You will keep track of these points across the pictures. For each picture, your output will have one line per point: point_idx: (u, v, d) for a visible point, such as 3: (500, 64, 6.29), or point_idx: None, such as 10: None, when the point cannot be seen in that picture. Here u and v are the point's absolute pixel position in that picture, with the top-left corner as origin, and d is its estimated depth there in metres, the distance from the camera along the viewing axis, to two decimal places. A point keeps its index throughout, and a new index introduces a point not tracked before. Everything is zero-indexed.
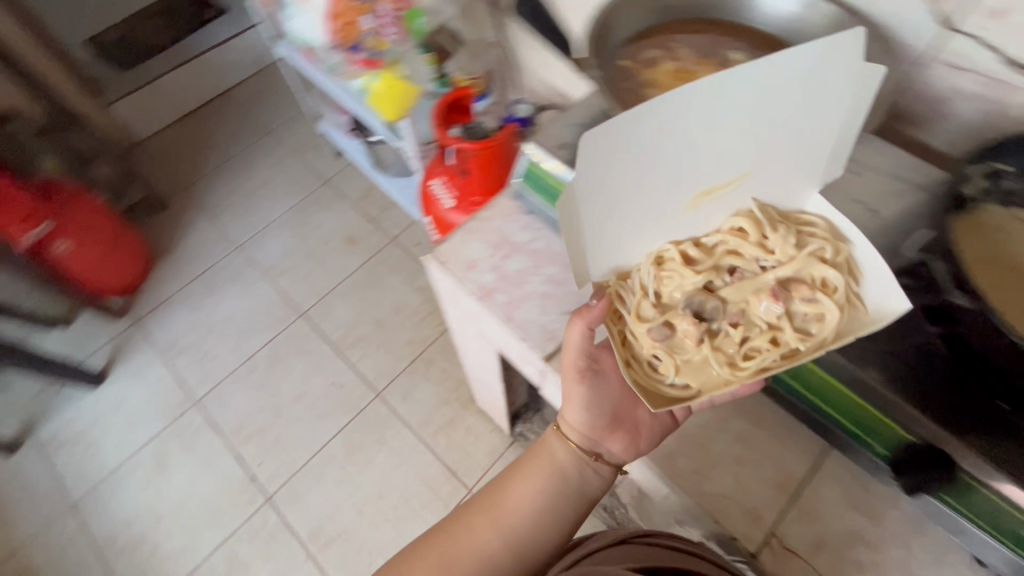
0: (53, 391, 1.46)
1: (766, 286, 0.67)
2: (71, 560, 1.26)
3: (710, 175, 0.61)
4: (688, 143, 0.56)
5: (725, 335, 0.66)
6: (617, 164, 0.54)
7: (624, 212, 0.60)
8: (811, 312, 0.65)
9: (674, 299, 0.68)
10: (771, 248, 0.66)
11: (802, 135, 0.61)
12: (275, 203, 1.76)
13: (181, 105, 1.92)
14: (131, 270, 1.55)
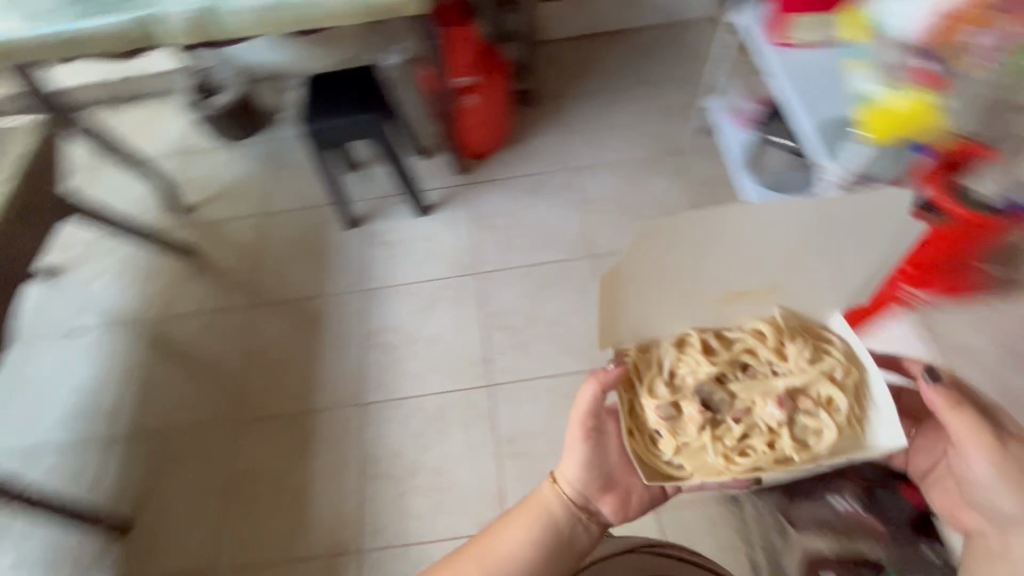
0: (394, 201, 1.77)
1: (773, 391, 0.77)
2: (346, 327, 1.55)
3: (746, 283, 0.72)
4: (734, 251, 0.67)
5: (728, 429, 0.75)
6: (673, 253, 0.65)
7: (664, 291, 0.71)
8: (811, 425, 0.75)
9: (685, 381, 0.77)
10: (784, 359, 0.77)
11: (824, 272, 0.72)
12: (622, 148, 1.81)
13: (592, 25, 2.04)
14: (491, 140, 1.76)
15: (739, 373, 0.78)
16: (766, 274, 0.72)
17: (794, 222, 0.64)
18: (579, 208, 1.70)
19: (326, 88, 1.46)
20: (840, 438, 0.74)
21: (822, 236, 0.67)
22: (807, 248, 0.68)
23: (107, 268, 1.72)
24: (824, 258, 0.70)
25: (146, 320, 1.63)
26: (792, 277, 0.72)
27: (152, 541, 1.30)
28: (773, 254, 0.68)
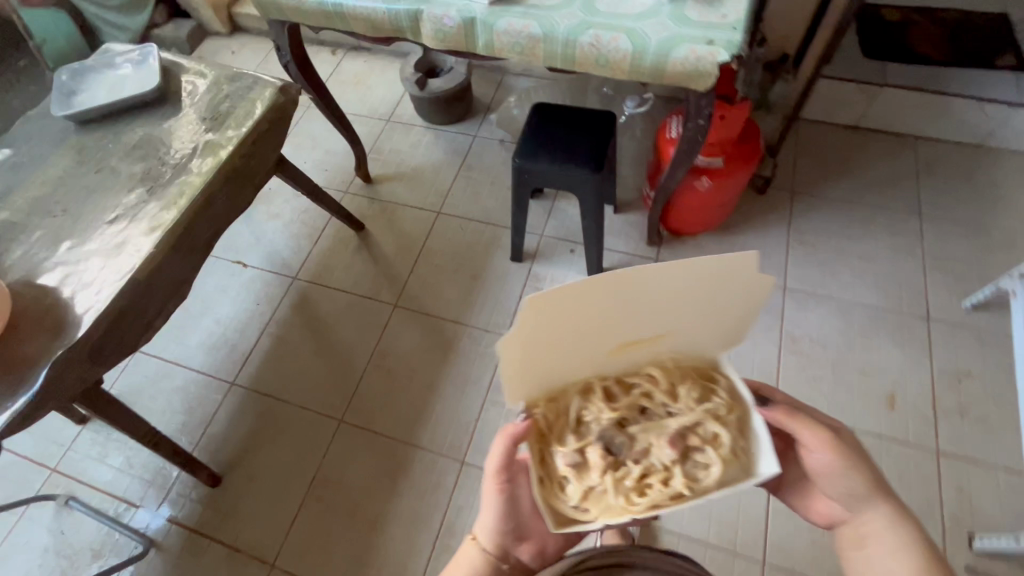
0: (568, 249, 1.61)
1: (668, 432, 0.67)
2: (474, 369, 1.44)
3: (630, 332, 0.63)
4: (614, 305, 0.57)
5: (625, 472, 0.66)
6: (539, 318, 0.55)
7: (543, 349, 0.61)
8: (701, 461, 0.66)
9: (588, 428, 0.68)
10: (679, 398, 0.68)
11: (708, 318, 0.63)
12: (856, 284, 1.46)
13: (866, 119, 1.69)
14: (699, 224, 1.51)
15: (636, 420, 0.69)
16: (655, 321, 0.62)
17: (673, 277, 0.55)
18: (777, 341, 1.40)
19: (555, 122, 1.28)
20: (726, 472, 0.65)
21: (702, 287, 0.57)
22: (690, 299, 0.58)
23: (285, 215, 1.77)
24: (705, 307, 0.61)
25: (300, 280, 1.65)
26: (674, 323, 0.63)
27: (237, 510, 1.32)
28: (652, 305, 0.59)
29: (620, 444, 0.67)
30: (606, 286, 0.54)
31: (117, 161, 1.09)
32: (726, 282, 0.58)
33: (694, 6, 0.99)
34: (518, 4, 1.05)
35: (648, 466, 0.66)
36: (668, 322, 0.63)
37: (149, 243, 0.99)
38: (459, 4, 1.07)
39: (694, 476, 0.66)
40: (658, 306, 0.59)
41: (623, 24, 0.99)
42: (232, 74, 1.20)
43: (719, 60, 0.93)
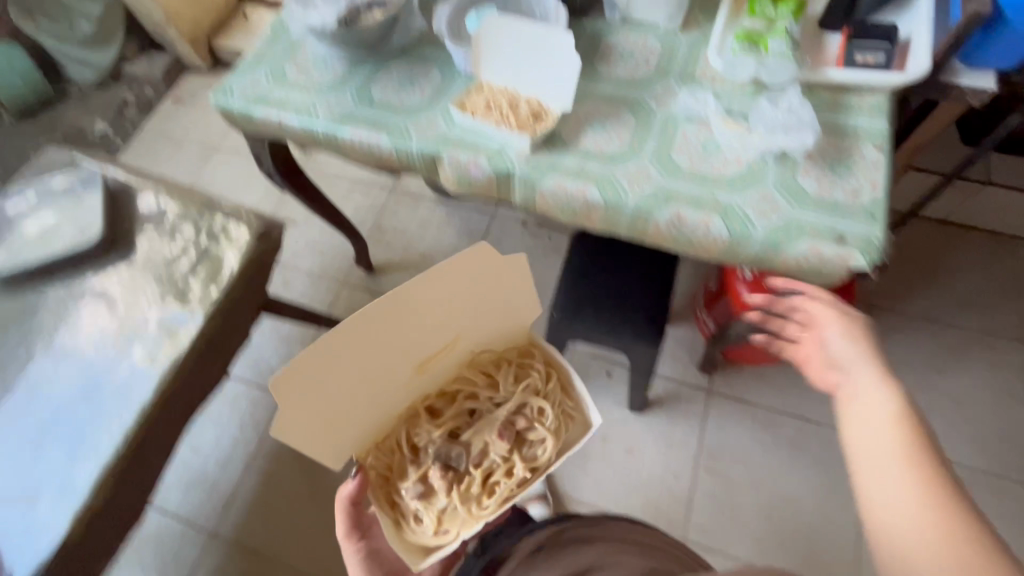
0: (606, 370, 1.38)
1: (498, 422, 0.81)
2: None
3: (422, 350, 0.72)
4: (388, 338, 0.66)
5: (469, 480, 0.78)
6: (318, 374, 0.63)
7: (342, 404, 0.67)
8: (534, 437, 0.81)
9: (426, 452, 0.78)
10: (500, 387, 0.80)
11: (492, 318, 0.74)
12: (949, 434, 1.24)
13: (959, 214, 1.42)
14: (765, 358, 1.26)
15: (467, 424, 0.81)
16: (445, 336, 0.72)
17: (434, 289, 0.65)
18: (852, 509, 1.20)
19: (604, 261, 1.02)
20: (555, 440, 0.79)
21: (468, 293, 0.68)
22: (464, 307, 0.69)
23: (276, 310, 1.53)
24: (482, 310, 0.71)
25: None
26: (463, 328, 0.72)
27: None
28: (434, 322, 0.69)
29: (457, 455, 0.79)
30: (371, 319, 0.63)
31: (53, 336, 0.85)
32: (486, 284, 0.68)
33: (808, 171, 0.74)
34: (567, 152, 0.80)
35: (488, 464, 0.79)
36: (459, 331, 0.73)
37: (126, 358, 0.83)
38: (488, 147, 0.81)
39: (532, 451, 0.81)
40: (438, 323, 0.69)
41: (714, 197, 0.74)
42: (194, 207, 0.95)
43: (851, 265, 0.68)
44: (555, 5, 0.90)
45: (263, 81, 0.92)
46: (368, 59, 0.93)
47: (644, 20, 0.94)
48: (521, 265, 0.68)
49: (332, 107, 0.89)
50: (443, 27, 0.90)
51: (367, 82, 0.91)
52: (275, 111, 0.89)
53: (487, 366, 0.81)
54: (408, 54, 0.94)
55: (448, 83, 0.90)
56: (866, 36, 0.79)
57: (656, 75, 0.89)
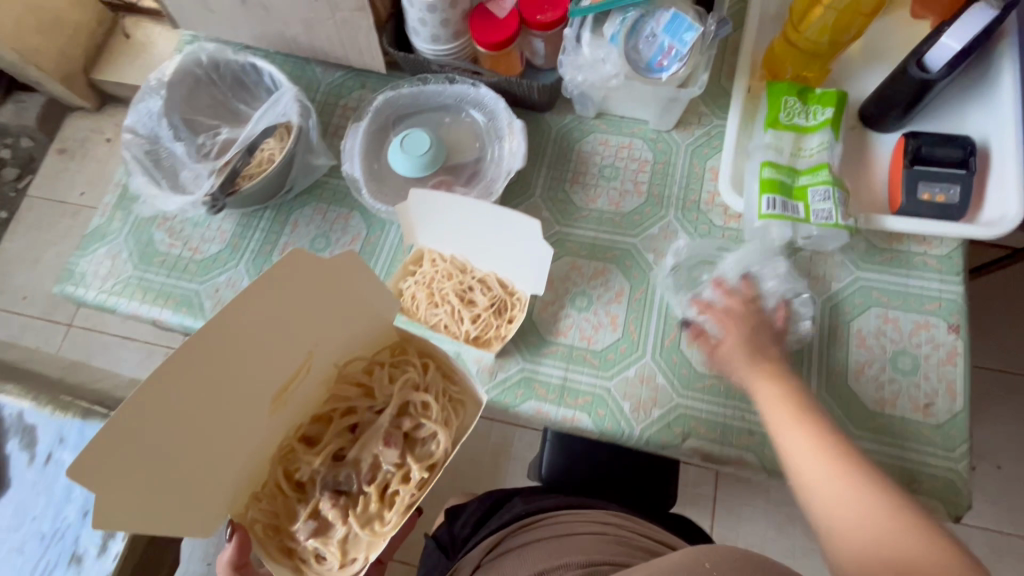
0: None
1: (383, 429, 0.59)
2: None
3: (260, 376, 0.51)
4: (202, 375, 0.46)
5: (364, 501, 0.57)
6: (119, 472, 0.43)
7: (174, 473, 0.47)
8: (426, 430, 0.59)
9: (310, 487, 0.58)
10: (377, 393, 0.59)
11: (338, 316, 0.53)
12: None
13: None
14: None
15: (345, 444, 0.59)
16: (279, 362, 0.51)
17: (246, 309, 0.46)
18: None
19: None
20: (450, 428, 0.58)
21: (286, 299, 0.48)
22: (294, 303, 0.49)
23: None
24: (320, 315, 0.51)
25: None
26: (308, 333, 0.52)
27: None
28: (251, 350, 0.48)
29: (346, 479, 0.58)
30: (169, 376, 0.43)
31: None
32: (319, 275, 0.49)
33: (863, 371, 0.56)
34: (544, 355, 0.60)
35: (382, 478, 0.58)
36: (308, 347, 0.53)
37: None
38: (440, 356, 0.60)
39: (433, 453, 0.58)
40: (264, 344, 0.49)
41: (744, 422, 0.56)
42: (73, 429, 0.74)
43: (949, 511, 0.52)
44: (509, 124, 0.67)
45: (126, 260, 0.68)
46: (264, 209, 0.70)
47: (626, 115, 0.71)
48: (355, 264, 0.50)
49: (223, 298, 0.66)
50: (357, 172, 0.65)
51: (268, 251, 0.68)
52: (146, 308, 0.66)
53: (362, 369, 0.60)
54: (316, 197, 0.70)
55: (373, 243, 0.67)
56: (931, 160, 0.59)
57: (649, 209, 0.67)
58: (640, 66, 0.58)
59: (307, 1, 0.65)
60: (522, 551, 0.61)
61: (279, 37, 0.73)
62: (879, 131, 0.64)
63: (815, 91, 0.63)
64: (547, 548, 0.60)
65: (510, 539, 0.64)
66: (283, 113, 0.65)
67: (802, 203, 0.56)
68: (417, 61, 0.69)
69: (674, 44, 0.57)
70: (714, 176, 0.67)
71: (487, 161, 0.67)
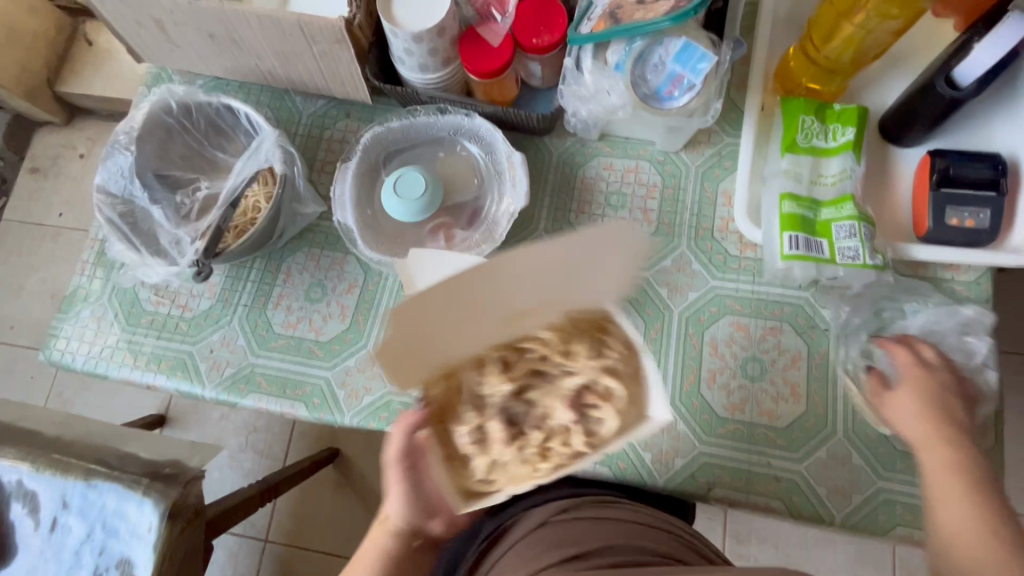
0: None
1: (565, 394, 0.45)
2: None
3: (521, 292, 0.41)
4: (506, 270, 0.38)
5: (525, 444, 0.44)
6: (413, 319, 0.38)
7: (431, 333, 0.40)
8: (602, 402, 0.44)
9: (483, 403, 0.44)
10: (577, 356, 0.44)
11: (606, 275, 0.41)
12: None
13: None
14: None
15: (536, 382, 0.45)
16: (534, 283, 0.40)
17: (567, 243, 0.38)
18: None
19: None
20: (630, 424, 0.44)
21: (588, 248, 0.38)
22: (592, 254, 0.39)
23: (229, 442, 1.27)
24: (597, 257, 0.40)
25: (275, 541, 1.17)
26: (579, 278, 0.41)
27: None
28: (548, 265, 0.39)
29: (519, 412, 0.45)
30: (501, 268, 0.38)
31: None
32: (619, 246, 0.39)
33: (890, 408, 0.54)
34: None
35: (548, 434, 0.44)
36: (557, 285, 0.41)
37: None
38: None
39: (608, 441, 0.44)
40: (548, 256, 0.38)
41: (770, 468, 0.54)
42: (74, 494, 0.72)
43: None
44: (508, 157, 0.62)
45: (112, 322, 0.65)
46: (253, 259, 0.65)
47: (631, 136, 0.66)
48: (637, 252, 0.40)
49: (217, 359, 0.63)
50: (350, 220, 0.61)
51: (261, 303, 0.65)
52: (139, 373, 0.63)
53: (584, 324, 0.44)
54: (308, 242, 0.66)
55: (372, 291, 0.63)
56: (961, 182, 0.55)
57: (660, 239, 0.64)
58: (647, 95, 0.54)
59: (279, 34, 0.59)
60: (573, 527, 0.50)
61: (254, 70, 0.68)
62: (902, 146, 0.60)
63: (834, 108, 0.59)
64: (603, 528, 0.50)
65: (582, 508, 0.53)
66: (266, 160, 0.61)
67: (826, 240, 0.53)
68: (406, 92, 0.64)
69: (685, 73, 0.53)
70: (727, 200, 0.63)
71: (487, 198, 0.63)
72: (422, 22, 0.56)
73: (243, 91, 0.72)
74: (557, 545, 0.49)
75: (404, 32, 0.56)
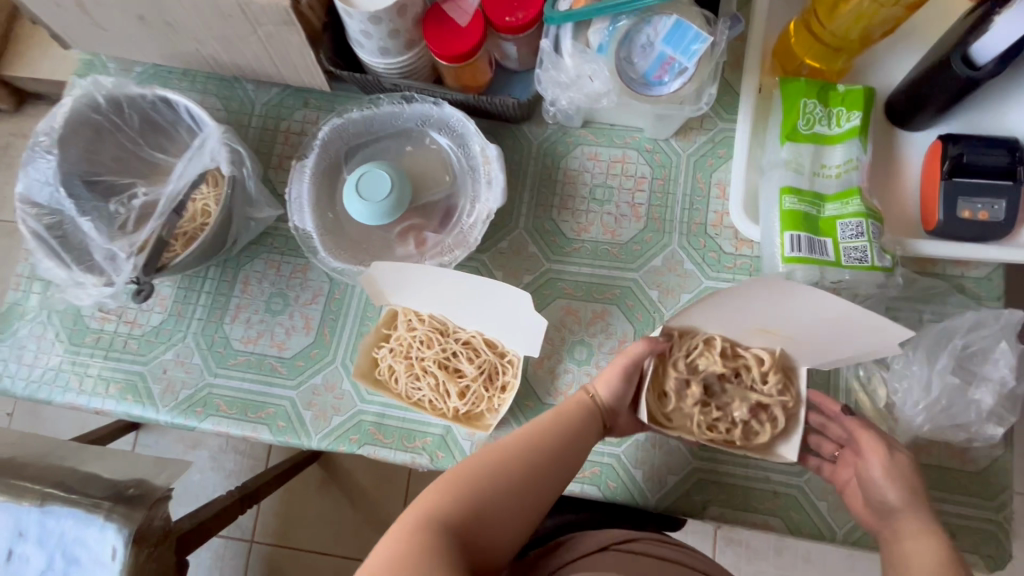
0: None
1: (747, 402, 0.51)
2: None
3: (786, 316, 0.48)
4: (818, 306, 0.45)
5: (708, 415, 0.51)
6: (751, 292, 0.45)
7: (732, 305, 0.47)
8: (767, 424, 0.51)
9: (694, 370, 0.52)
10: (772, 387, 0.51)
11: (842, 353, 0.48)
12: None
13: None
14: None
15: (733, 378, 0.52)
16: (813, 322, 0.47)
17: (871, 323, 0.44)
18: None
19: None
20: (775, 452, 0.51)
21: (868, 335, 0.45)
22: (865, 337, 0.45)
23: (208, 445, 1.22)
24: (864, 342, 0.47)
25: (261, 542, 1.13)
26: (825, 338, 0.48)
27: None
28: (832, 324, 0.46)
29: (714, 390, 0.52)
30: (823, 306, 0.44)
31: None
32: (880, 348, 0.46)
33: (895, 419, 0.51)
34: None
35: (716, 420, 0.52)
36: (808, 329, 0.48)
37: None
38: (427, 430, 0.54)
39: (751, 447, 0.50)
40: (850, 317, 0.44)
41: (768, 483, 0.51)
42: (30, 521, 0.67)
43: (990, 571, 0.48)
44: (482, 151, 0.57)
45: (54, 341, 0.59)
46: (206, 269, 0.60)
47: (616, 123, 0.60)
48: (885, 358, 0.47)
49: (172, 379, 0.58)
50: (309, 225, 0.55)
51: (217, 317, 0.59)
52: (85, 398, 0.57)
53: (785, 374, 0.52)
54: (267, 248, 0.60)
55: (337, 301, 0.58)
56: (976, 170, 0.51)
57: (651, 236, 0.58)
58: (634, 80, 0.49)
59: (218, 15, 0.52)
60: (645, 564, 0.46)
61: (196, 56, 0.60)
62: (911, 130, 0.55)
63: (838, 89, 0.53)
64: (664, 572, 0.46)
65: (643, 543, 0.49)
66: (211, 160, 0.54)
67: (830, 239, 0.49)
68: (368, 80, 0.58)
69: (675, 55, 0.47)
70: (721, 192, 0.58)
71: (461, 196, 0.58)
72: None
73: (189, 79, 0.64)
74: (625, 573, 0.44)
75: (360, 11, 0.49)
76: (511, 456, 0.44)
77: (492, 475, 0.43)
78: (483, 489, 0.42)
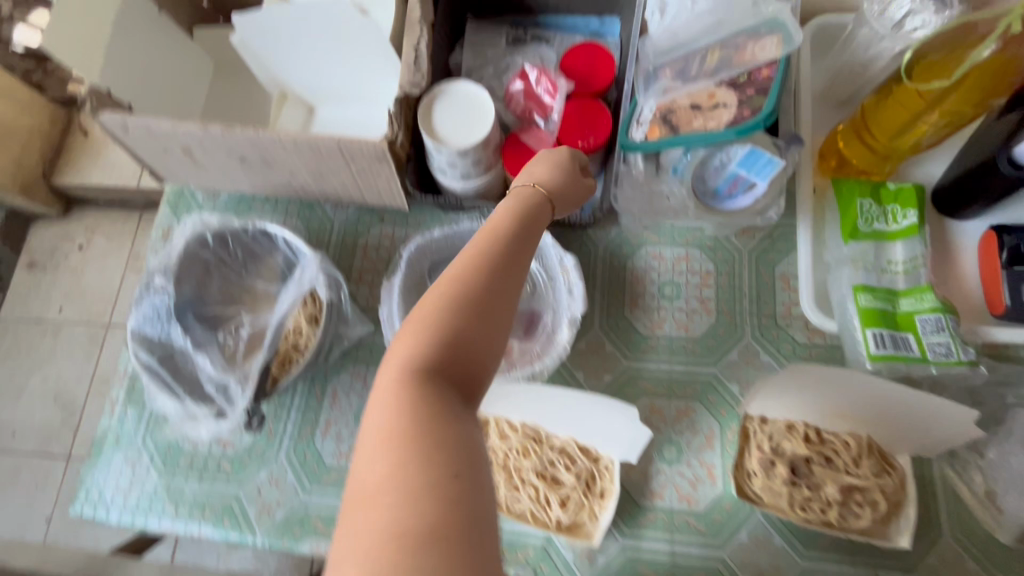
0: None
1: (841, 484, 0.51)
2: None
3: (856, 404, 0.51)
4: (882, 391, 0.49)
5: (807, 496, 0.52)
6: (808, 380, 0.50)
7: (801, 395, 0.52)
8: (867, 506, 0.51)
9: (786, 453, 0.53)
10: (864, 469, 0.52)
11: (927, 435, 0.51)
12: None
13: None
14: None
15: (824, 461, 0.53)
16: (888, 408, 0.50)
17: (937, 406, 0.48)
18: None
19: None
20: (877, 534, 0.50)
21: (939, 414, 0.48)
22: (938, 417, 0.49)
23: None
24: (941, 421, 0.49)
25: None
26: (904, 425, 0.51)
27: None
28: (900, 408, 0.50)
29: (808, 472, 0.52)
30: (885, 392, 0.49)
31: None
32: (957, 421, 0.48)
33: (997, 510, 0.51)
34: (644, 526, 0.54)
35: (815, 501, 0.51)
36: (885, 411, 0.51)
37: None
38: (529, 540, 0.54)
39: (850, 530, 0.50)
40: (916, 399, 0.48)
41: None
42: None
43: None
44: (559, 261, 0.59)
45: (149, 465, 0.60)
46: (295, 386, 0.62)
47: (677, 223, 0.64)
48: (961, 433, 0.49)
49: (267, 501, 0.58)
50: None
51: (308, 433, 0.60)
52: (182, 523, 0.58)
53: (877, 456, 0.52)
54: (353, 360, 0.62)
55: None
56: None
57: (723, 330, 0.61)
58: (705, 193, 0.57)
59: (316, 155, 0.57)
60: None
61: (284, 185, 0.65)
62: (960, 219, 0.59)
63: (890, 188, 0.57)
64: None
65: None
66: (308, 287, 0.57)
67: (912, 334, 0.52)
68: (447, 201, 0.62)
69: (748, 174, 0.52)
70: (786, 285, 0.61)
71: (545, 305, 0.62)
72: (466, 136, 0.55)
73: (271, 204, 0.69)
74: None
75: (449, 147, 0.54)
76: (463, 278, 0.35)
77: (452, 301, 0.35)
78: (435, 337, 0.34)
